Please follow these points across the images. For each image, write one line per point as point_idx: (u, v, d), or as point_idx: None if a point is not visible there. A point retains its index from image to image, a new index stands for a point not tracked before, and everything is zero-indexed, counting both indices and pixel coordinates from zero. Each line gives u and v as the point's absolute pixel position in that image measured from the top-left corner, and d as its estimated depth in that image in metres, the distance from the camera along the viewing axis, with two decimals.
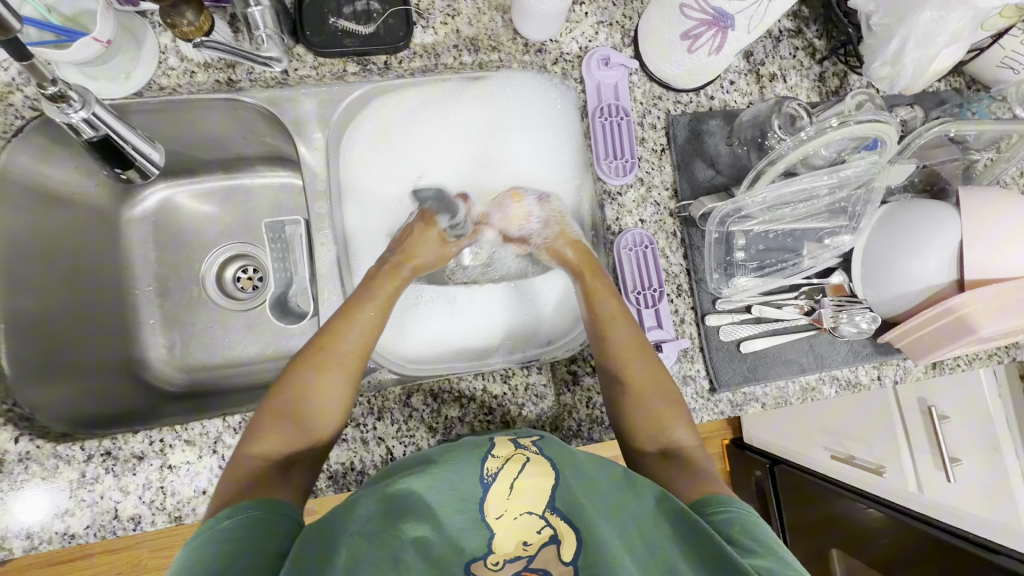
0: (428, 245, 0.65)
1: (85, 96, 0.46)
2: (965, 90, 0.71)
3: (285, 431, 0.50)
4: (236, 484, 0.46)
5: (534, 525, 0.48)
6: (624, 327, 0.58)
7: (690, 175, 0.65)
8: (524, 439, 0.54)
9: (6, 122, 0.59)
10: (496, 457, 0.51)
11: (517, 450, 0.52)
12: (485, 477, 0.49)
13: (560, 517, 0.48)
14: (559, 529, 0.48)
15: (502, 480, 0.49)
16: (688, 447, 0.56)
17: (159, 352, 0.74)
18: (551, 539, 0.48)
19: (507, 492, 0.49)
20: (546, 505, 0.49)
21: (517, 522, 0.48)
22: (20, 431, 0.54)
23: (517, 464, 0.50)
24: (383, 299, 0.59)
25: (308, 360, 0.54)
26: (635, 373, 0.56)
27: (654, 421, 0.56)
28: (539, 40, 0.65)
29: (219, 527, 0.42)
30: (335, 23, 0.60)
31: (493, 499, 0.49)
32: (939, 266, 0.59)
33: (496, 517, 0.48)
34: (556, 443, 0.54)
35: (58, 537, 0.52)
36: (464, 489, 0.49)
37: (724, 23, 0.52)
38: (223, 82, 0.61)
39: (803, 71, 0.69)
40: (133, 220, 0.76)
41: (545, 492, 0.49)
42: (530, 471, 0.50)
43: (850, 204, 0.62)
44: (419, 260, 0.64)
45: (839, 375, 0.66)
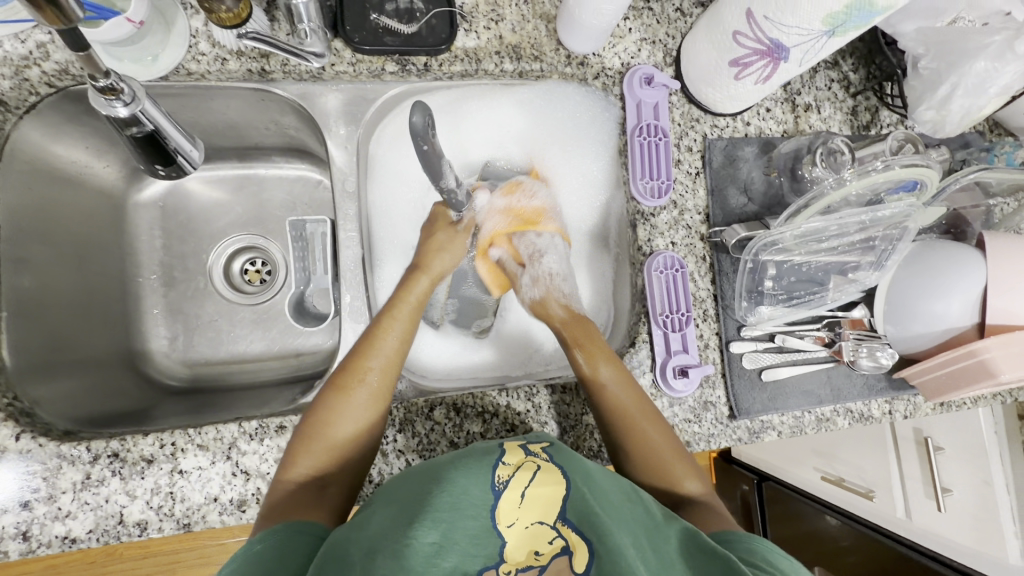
0: (444, 254, 0.65)
1: (136, 90, 0.42)
2: (989, 134, 0.72)
3: (314, 458, 0.50)
4: (274, 511, 0.47)
5: (546, 534, 0.47)
6: (621, 381, 0.57)
7: (723, 201, 0.65)
8: (534, 446, 0.52)
9: (20, 98, 0.56)
10: (507, 464, 0.49)
11: (528, 457, 0.50)
12: (496, 484, 0.48)
13: (572, 529, 0.47)
14: (571, 540, 0.47)
15: (513, 487, 0.48)
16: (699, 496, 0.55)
17: (162, 345, 0.71)
18: (563, 550, 0.46)
19: (518, 500, 0.48)
20: (557, 515, 0.47)
21: (529, 530, 0.47)
22: (21, 427, 0.51)
23: (528, 472, 0.49)
24: (407, 322, 0.58)
25: (335, 382, 0.53)
26: (626, 407, 0.56)
27: (658, 470, 0.55)
28: (582, 53, 0.64)
29: (249, 552, 0.42)
30: (376, 20, 0.59)
31: (504, 508, 0.47)
32: (961, 308, 0.60)
33: (508, 525, 0.47)
34: (566, 450, 0.53)
35: (58, 541, 0.50)
36: (475, 496, 0.47)
37: (778, 54, 0.52)
38: (255, 71, 0.58)
39: (836, 103, 0.69)
40: (141, 205, 0.73)
41: (555, 502, 0.48)
42: (541, 480, 0.49)
43: (880, 241, 0.63)
44: (436, 269, 0.63)
45: (853, 408, 0.67)
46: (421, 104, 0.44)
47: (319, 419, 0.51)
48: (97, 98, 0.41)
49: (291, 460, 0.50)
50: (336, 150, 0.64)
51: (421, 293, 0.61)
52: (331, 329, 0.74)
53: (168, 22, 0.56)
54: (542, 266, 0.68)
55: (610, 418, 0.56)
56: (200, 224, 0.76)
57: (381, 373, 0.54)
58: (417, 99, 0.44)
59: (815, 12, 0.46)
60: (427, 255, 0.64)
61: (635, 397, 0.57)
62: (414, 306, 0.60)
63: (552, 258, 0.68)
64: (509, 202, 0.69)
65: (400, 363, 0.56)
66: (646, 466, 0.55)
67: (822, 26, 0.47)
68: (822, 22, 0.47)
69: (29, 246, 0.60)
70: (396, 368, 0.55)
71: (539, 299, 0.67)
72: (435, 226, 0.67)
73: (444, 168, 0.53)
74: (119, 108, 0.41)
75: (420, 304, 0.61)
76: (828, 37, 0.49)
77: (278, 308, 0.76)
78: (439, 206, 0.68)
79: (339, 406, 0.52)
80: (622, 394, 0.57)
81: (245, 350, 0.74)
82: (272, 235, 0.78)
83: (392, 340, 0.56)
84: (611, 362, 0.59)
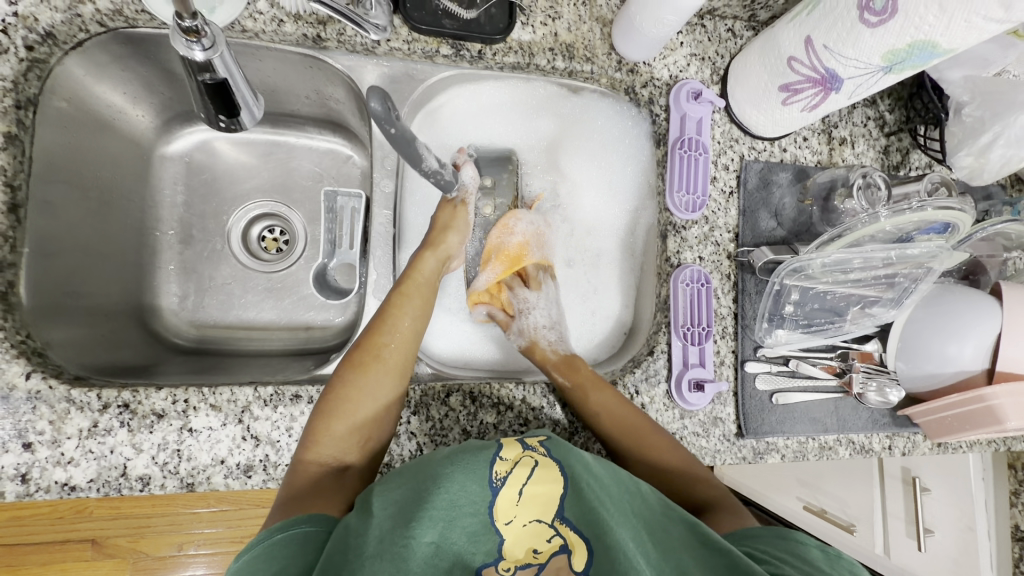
0: (450, 234, 0.64)
1: (216, 37, 0.41)
2: (1010, 189, 0.74)
3: (336, 440, 0.50)
4: (296, 496, 0.46)
5: (543, 533, 0.46)
6: (619, 407, 0.57)
7: (754, 223, 0.66)
8: (532, 440, 0.51)
9: (70, 34, 0.54)
10: (505, 460, 0.48)
11: (525, 452, 0.49)
12: (494, 480, 0.47)
13: (571, 528, 0.46)
14: (569, 539, 0.46)
15: (511, 484, 0.47)
16: (712, 499, 0.55)
17: (173, 302, 0.70)
18: (561, 548, 0.46)
19: (515, 498, 0.47)
20: (556, 513, 0.47)
21: (526, 529, 0.46)
22: (32, 366, 0.50)
23: (526, 469, 0.48)
24: (420, 305, 0.58)
25: (351, 361, 0.53)
26: (615, 426, 0.57)
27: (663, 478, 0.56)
28: (634, 61, 0.64)
29: (271, 544, 0.41)
30: (437, 2, 0.59)
31: (502, 504, 0.46)
32: (974, 353, 0.61)
33: (507, 522, 0.46)
34: (566, 444, 0.51)
35: (57, 488, 0.48)
36: (473, 492, 0.46)
37: (831, 85, 0.53)
38: (311, 37, 0.57)
39: (870, 140, 0.71)
40: (168, 157, 0.71)
41: (553, 501, 0.47)
42: (538, 477, 0.48)
43: (903, 280, 0.64)
44: (446, 249, 0.62)
45: (855, 439, 0.68)
46: (376, 89, 0.42)
47: (338, 395, 0.51)
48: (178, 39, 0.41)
49: (314, 442, 0.49)
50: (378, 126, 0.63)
51: (432, 269, 0.61)
52: (346, 305, 0.74)
53: None
54: (528, 319, 0.69)
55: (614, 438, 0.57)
56: (226, 184, 0.75)
57: (397, 348, 0.55)
58: (371, 85, 0.42)
59: (877, 48, 0.47)
60: (435, 234, 0.63)
61: (625, 416, 0.57)
62: (426, 285, 0.60)
63: (539, 312, 0.69)
64: (497, 237, 0.70)
65: (416, 343, 0.57)
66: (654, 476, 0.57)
67: (880, 62, 0.48)
68: (882, 58, 0.48)
69: (55, 185, 0.58)
70: (412, 346, 0.56)
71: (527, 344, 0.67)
72: (441, 212, 0.65)
73: (422, 150, 0.51)
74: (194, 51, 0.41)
75: (433, 281, 0.60)
76: (884, 72, 0.50)
77: (294, 279, 0.75)
78: (443, 198, 0.67)
79: (358, 385, 0.52)
80: (619, 418, 0.57)
81: (258, 316, 0.73)
82: (295, 204, 0.77)
83: (408, 314, 0.57)
84: (604, 387, 0.59)
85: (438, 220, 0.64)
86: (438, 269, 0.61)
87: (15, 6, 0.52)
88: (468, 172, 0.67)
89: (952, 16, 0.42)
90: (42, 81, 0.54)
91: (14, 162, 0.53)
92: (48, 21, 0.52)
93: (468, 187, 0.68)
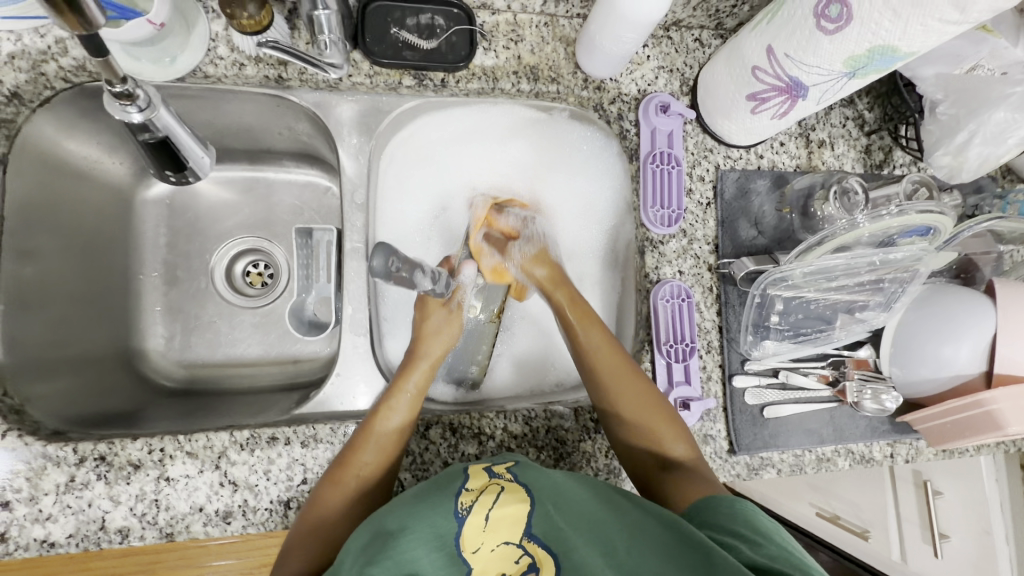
0: (434, 338, 0.61)
1: (152, 97, 0.41)
2: (1002, 180, 0.73)
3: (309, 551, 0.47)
4: None
5: (511, 555, 0.47)
6: (608, 346, 0.60)
7: (733, 233, 0.65)
8: (500, 468, 0.52)
9: (35, 92, 0.56)
10: (470, 490, 0.48)
11: (491, 480, 0.50)
12: (460, 511, 0.47)
13: (539, 545, 0.47)
14: (537, 557, 0.47)
15: (477, 511, 0.47)
16: (688, 457, 0.55)
17: (158, 344, 0.70)
18: (530, 567, 0.46)
19: (483, 524, 0.47)
20: (523, 533, 0.48)
21: (494, 554, 0.46)
22: (7, 425, 0.50)
23: (492, 495, 0.48)
24: (407, 411, 0.55)
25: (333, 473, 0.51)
26: (601, 364, 0.59)
27: (643, 419, 0.56)
28: (600, 78, 0.64)
29: None
30: (397, 33, 0.59)
31: (469, 532, 0.46)
32: (971, 356, 0.59)
33: (473, 551, 0.46)
34: (531, 467, 0.52)
35: (36, 545, 0.48)
36: (440, 525, 0.45)
37: (797, 92, 0.52)
38: (273, 78, 0.58)
39: (851, 141, 0.69)
40: (148, 202, 0.72)
41: (520, 521, 0.48)
42: (505, 502, 0.48)
43: (889, 283, 0.62)
44: (435, 355, 0.60)
45: (854, 449, 0.66)
46: (381, 248, 0.48)
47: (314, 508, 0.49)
48: (114, 104, 0.41)
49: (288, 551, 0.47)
50: (348, 160, 0.63)
51: (421, 380, 0.58)
52: (330, 337, 0.73)
53: (190, 24, 0.55)
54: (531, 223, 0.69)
55: (598, 380, 0.58)
56: (207, 223, 0.75)
57: (376, 461, 0.51)
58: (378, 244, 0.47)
59: (836, 54, 0.46)
60: (424, 341, 0.61)
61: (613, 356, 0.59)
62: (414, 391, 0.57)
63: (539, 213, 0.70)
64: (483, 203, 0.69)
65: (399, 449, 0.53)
66: (635, 423, 0.56)
67: (842, 68, 0.47)
68: (843, 64, 0.47)
69: (33, 236, 0.59)
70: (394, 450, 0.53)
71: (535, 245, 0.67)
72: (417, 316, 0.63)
73: (417, 277, 0.55)
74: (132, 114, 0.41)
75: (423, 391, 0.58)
76: (848, 78, 0.48)
77: (278, 314, 0.75)
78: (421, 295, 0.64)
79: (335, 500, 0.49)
80: (608, 358, 0.59)
81: (245, 353, 0.73)
82: (277, 239, 0.77)
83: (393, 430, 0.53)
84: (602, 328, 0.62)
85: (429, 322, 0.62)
86: (428, 375, 0.59)
87: None
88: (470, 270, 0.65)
89: (908, 21, 0.41)
90: (10, 139, 0.56)
91: None
92: (12, 81, 0.54)
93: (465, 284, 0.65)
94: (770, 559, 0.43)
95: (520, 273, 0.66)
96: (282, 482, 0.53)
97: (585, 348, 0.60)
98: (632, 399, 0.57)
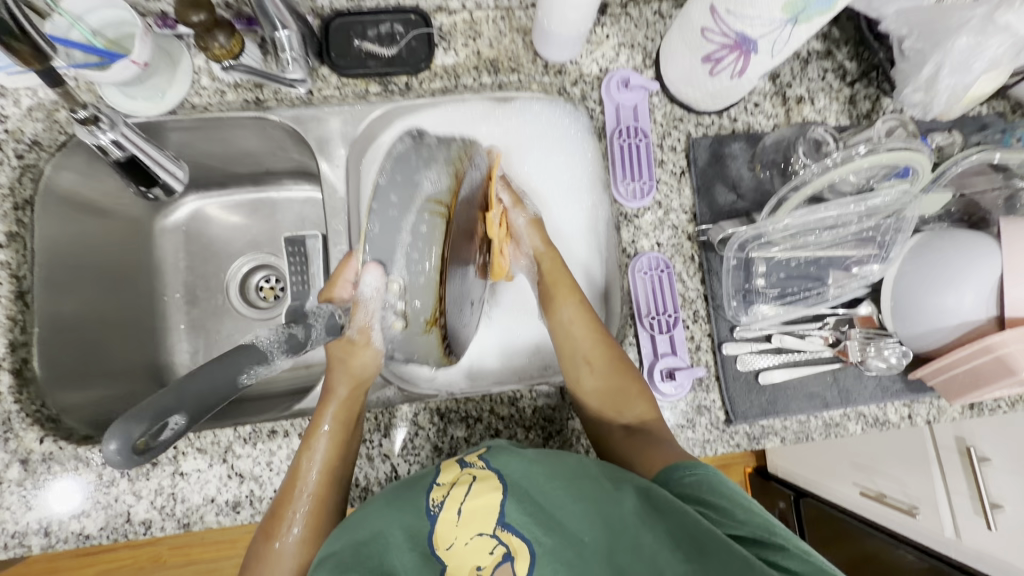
0: (360, 355, 0.60)
1: (113, 119, 0.52)
2: (1011, 114, 0.67)
3: None
4: None
5: (485, 547, 0.47)
6: (578, 319, 0.61)
7: (711, 199, 0.64)
8: (472, 458, 0.53)
9: (52, 138, 0.63)
10: (440, 486, 0.50)
11: (463, 472, 0.51)
12: (431, 508, 0.49)
13: (512, 533, 0.47)
14: (512, 546, 0.47)
15: (448, 506, 0.48)
16: (649, 420, 0.57)
17: (184, 358, 0.76)
18: (505, 556, 0.47)
19: (454, 518, 0.48)
20: (496, 523, 0.48)
21: (468, 548, 0.47)
22: (45, 431, 0.57)
23: (463, 488, 0.49)
24: (330, 448, 0.55)
25: (265, 527, 0.52)
26: (574, 336, 0.61)
27: (614, 390, 0.58)
28: (559, 62, 0.65)
29: None
30: (359, 46, 0.63)
31: (442, 528, 0.48)
32: (976, 300, 0.55)
33: (446, 548, 0.47)
34: (505, 450, 0.52)
35: (74, 537, 0.54)
36: (411, 524, 0.48)
37: (746, 47, 0.51)
38: (251, 101, 0.63)
39: (832, 93, 0.67)
40: (167, 229, 0.78)
41: (492, 511, 0.48)
42: (476, 494, 0.49)
43: (878, 234, 0.60)
44: (361, 376, 0.59)
45: (865, 411, 0.63)
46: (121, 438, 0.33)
47: (257, 566, 0.51)
48: (86, 132, 0.52)
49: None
50: (330, 171, 0.68)
51: (348, 408, 0.57)
52: None
53: (175, 61, 0.61)
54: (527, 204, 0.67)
55: (567, 348, 0.61)
56: (219, 246, 0.81)
57: (308, 510, 0.53)
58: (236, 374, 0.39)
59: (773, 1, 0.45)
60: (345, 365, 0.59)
61: (587, 336, 0.61)
62: (342, 424, 0.56)
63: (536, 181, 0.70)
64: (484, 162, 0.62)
65: (331, 488, 0.55)
66: (600, 394, 0.59)
67: (783, 14, 0.46)
68: (782, 10, 0.46)
69: (65, 270, 0.66)
70: (331, 484, 0.55)
71: (534, 230, 0.65)
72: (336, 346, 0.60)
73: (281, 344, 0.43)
74: (99, 137, 0.51)
75: (354, 418, 0.57)
76: (792, 25, 0.47)
77: None
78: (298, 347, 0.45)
79: (272, 556, 0.51)
80: (578, 329, 0.61)
81: None
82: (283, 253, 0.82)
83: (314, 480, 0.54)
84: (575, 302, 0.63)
85: (335, 357, 0.60)
86: (348, 405, 0.58)
87: (5, 124, 0.61)
88: (374, 275, 0.54)
89: None
90: (36, 182, 0.63)
91: (19, 255, 0.62)
92: (32, 131, 0.62)
93: (371, 298, 0.56)
94: (738, 526, 0.45)
95: (524, 229, 0.65)
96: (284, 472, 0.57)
97: (559, 322, 0.62)
98: (600, 370, 0.59)
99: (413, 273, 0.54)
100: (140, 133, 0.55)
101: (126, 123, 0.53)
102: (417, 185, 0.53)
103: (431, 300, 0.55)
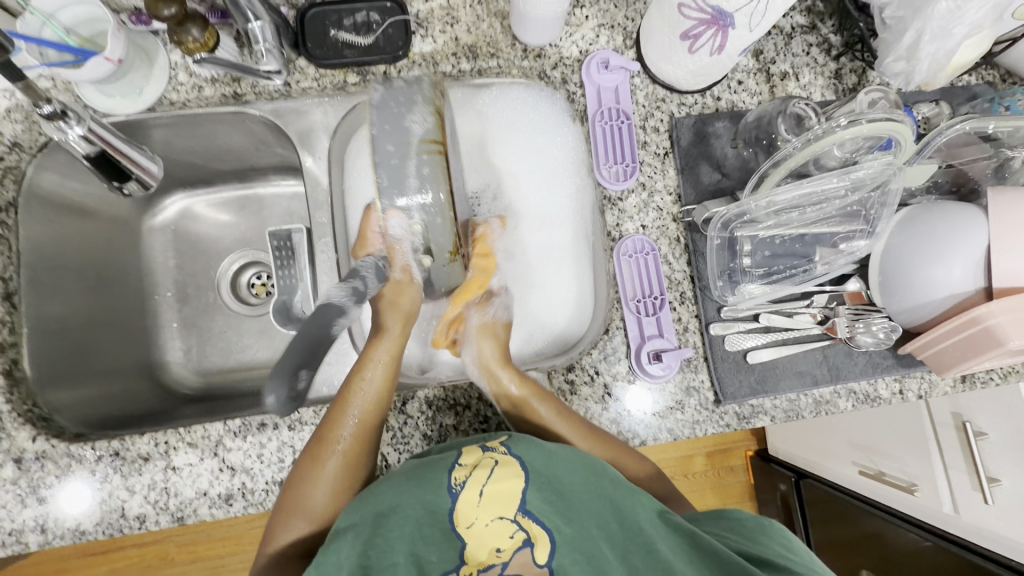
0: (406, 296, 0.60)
1: (82, 115, 0.51)
2: (1001, 83, 0.66)
3: (299, 523, 0.52)
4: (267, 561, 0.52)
5: (505, 530, 0.50)
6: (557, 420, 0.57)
7: (695, 178, 0.63)
8: (494, 442, 0.55)
9: (32, 139, 0.63)
10: (463, 466, 0.52)
11: (484, 455, 0.53)
12: (453, 487, 0.51)
13: (533, 521, 0.50)
14: (531, 532, 0.50)
15: (470, 487, 0.51)
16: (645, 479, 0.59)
17: (178, 355, 0.77)
18: (525, 542, 0.50)
19: (476, 499, 0.51)
20: (518, 508, 0.51)
21: (487, 530, 0.50)
22: (36, 431, 0.57)
23: (485, 470, 0.52)
24: (382, 379, 0.57)
25: (309, 451, 0.54)
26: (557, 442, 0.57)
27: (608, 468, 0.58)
28: (538, 45, 0.64)
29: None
30: (335, 35, 0.62)
31: (463, 508, 0.51)
32: (965, 272, 0.54)
33: (467, 526, 0.50)
34: (526, 439, 0.54)
35: (70, 533, 0.55)
36: (431, 501, 0.51)
37: (723, 22, 0.50)
38: (230, 95, 0.63)
39: (817, 68, 0.66)
40: (155, 228, 0.79)
41: (514, 495, 0.51)
42: (497, 477, 0.52)
43: (864, 208, 0.59)
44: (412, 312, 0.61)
45: (856, 388, 0.63)
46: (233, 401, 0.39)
47: (296, 489, 0.53)
48: (53, 128, 0.51)
49: (280, 524, 0.52)
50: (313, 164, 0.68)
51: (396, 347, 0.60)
52: None
53: (150, 57, 0.61)
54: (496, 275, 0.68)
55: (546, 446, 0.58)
56: (208, 244, 0.81)
57: (354, 439, 0.54)
58: None
59: None
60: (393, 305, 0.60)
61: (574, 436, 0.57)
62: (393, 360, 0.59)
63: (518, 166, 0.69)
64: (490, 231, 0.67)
65: (376, 420, 0.55)
66: None
67: None
68: None
69: (50, 272, 0.66)
70: (378, 412, 0.56)
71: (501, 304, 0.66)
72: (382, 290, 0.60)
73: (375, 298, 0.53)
74: (69, 132, 0.51)
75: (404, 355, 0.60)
76: None
77: None
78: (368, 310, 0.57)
79: (314, 478, 0.53)
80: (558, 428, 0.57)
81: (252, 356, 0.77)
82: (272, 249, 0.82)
83: (364, 407, 0.55)
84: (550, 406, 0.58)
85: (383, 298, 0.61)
86: (399, 341, 0.60)
87: None
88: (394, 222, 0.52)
89: None
90: (18, 183, 0.63)
91: (5, 257, 0.62)
92: (12, 132, 0.62)
93: (398, 236, 0.54)
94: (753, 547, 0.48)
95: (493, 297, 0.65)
96: (274, 464, 0.57)
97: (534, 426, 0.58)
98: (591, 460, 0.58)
99: (432, 213, 0.52)
100: (109, 128, 0.54)
101: (95, 120, 0.53)
102: (407, 130, 0.51)
103: (449, 233, 0.54)
